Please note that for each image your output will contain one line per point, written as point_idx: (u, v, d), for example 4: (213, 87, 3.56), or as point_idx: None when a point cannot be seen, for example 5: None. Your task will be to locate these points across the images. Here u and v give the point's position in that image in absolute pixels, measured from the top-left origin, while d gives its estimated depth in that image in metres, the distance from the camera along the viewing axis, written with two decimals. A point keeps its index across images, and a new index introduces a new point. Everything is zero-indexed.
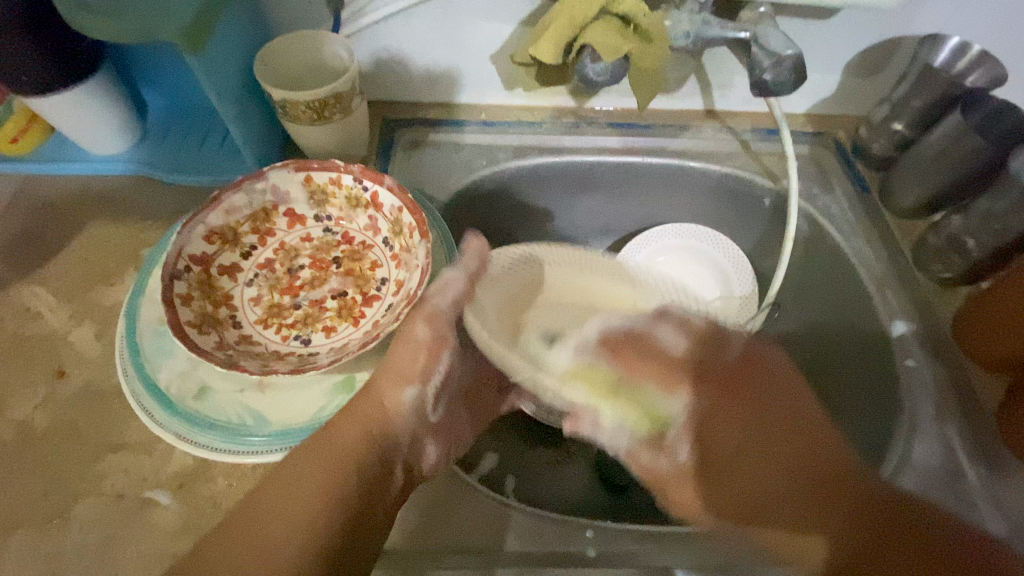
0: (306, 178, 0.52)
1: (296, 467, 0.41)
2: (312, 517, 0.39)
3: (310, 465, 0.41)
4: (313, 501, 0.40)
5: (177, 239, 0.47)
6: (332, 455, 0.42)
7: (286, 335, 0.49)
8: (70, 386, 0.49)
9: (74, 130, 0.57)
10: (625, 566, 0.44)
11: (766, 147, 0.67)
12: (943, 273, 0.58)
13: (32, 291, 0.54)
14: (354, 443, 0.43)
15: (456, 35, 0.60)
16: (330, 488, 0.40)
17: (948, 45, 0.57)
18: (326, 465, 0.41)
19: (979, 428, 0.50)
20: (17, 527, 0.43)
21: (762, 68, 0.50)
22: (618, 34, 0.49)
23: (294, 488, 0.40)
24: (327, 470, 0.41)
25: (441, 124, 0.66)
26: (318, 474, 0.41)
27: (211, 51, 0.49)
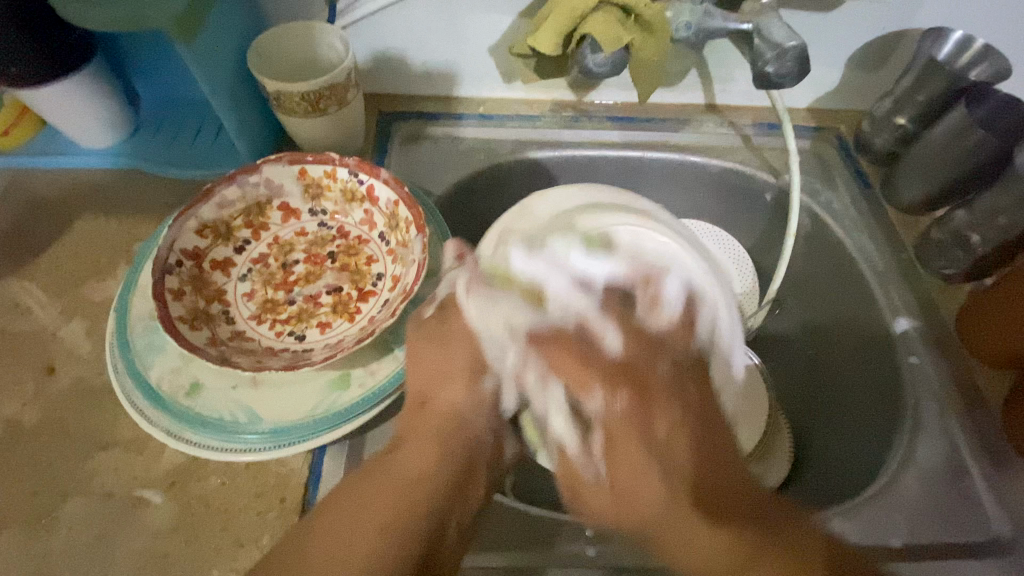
0: (301, 172, 0.51)
1: (371, 486, 0.39)
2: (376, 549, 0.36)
3: (381, 486, 0.39)
4: (387, 525, 0.37)
5: (168, 233, 0.46)
6: (398, 484, 0.39)
7: (279, 331, 0.48)
8: (60, 383, 0.48)
9: (64, 123, 0.56)
10: (623, 566, 0.43)
11: (768, 141, 0.66)
12: (947, 268, 0.56)
13: (22, 286, 0.53)
14: (423, 469, 0.40)
15: (453, 26, 0.59)
16: (405, 510, 0.38)
17: (950, 39, 0.56)
18: (394, 492, 0.39)
19: (983, 426, 0.49)
20: (5, 526, 0.42)
21: (766, 59, 0.49)
22: (618, 25, 0.48)
23: (367, 506, 0.38)
24: (405, 491, 0.39)
25: (438, 118, 0.65)
26: (393, 496, 0.38)
27: (204, 42, 0.48)
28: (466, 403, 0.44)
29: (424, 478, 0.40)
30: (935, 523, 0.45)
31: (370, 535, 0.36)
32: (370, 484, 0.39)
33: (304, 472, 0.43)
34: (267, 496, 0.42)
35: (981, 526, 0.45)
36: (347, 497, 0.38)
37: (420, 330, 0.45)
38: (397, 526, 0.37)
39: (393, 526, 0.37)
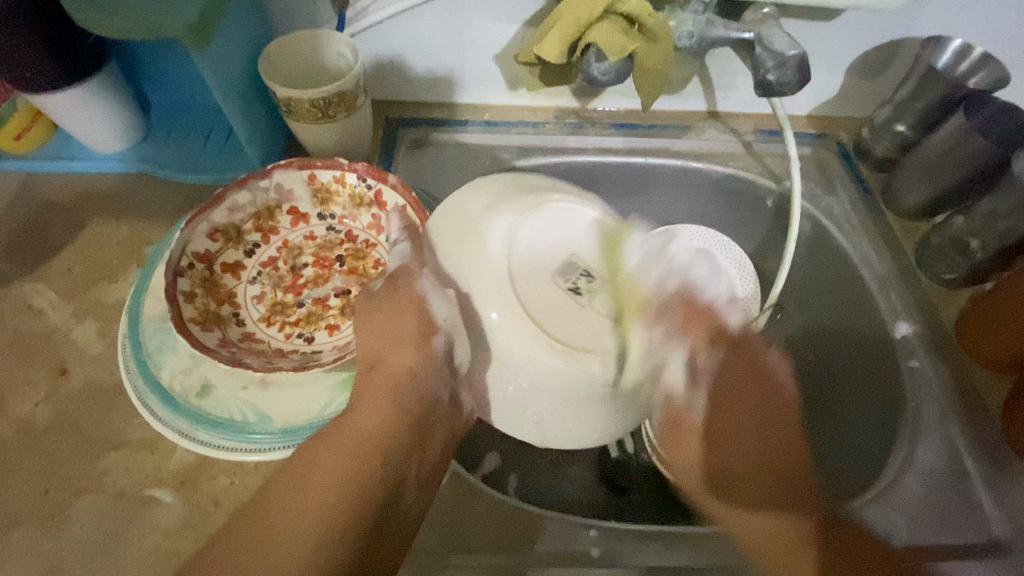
0: (310, 177, 0.52)
1: (317, 450, 0.39)
2: (332, 508, 0.36)
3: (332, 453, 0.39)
4: (344, 481, 0.38)
5: (181, 237, 0.47)
6: (352, 442, 0.40)
7: (289, 333, 0.49)
8: (72, 384, 0.48)
9: (77, 129, 0.57)
10: (628, 566, 0.44)
11: (769, 147, 0.67)
12: (946, 272, 0.57)
13: (35, 288, 0.54)
14: (378, 425, 0.41)
15: (460, 34, 0.60)
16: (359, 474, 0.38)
17: (949, 46, 0.57)
18: (349, 451, 0.39)
19: (984, 430, 0.49)
20: (18, 524, 0.42)
21: (767, 68, 0.50)
22: (622, 34, 0.49)
23: (317, 472, 0.38)
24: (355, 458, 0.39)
25: (444, 124, 0.66)
26: (346, 459, 0.39)
27: (217, 49, 0.49)
28: (418, 360, 0.42)
29: (377, 435, 0.40)
30: (935, 523, 0.45)
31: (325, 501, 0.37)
32: (316, 451, 0.39)
33: None
34: None
35: (981, 527, 0.45)
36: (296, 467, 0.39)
37: (398, 306, 0.43)
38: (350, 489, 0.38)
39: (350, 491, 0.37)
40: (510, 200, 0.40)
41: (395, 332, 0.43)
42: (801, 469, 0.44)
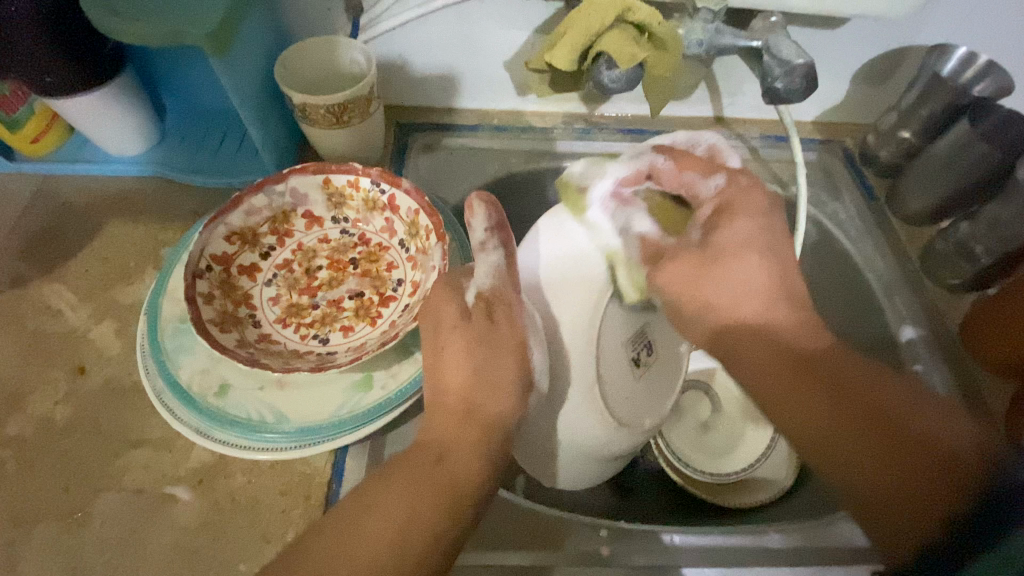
0: (325, 181, 0.53)
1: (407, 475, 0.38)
2: (417, 557, 0.35)
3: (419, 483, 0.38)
4: (428, 533, 0.36)
5: (199, 239, 0.48)
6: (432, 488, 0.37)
7: (304, 334, 0.50)
8: (90, 383, 0.49)
9: (95, 131, 0.58)
10: (636, 565, 0.44)
11: (775, 153, 0.67)
12: (951, 279, 0.58)
13: (53, 289, 0.55)
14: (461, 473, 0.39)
15: (471, 41, 0.61)
16: (445, 506, 0.37)
17: (955, 54, 0.58)
18: (428, 499, 0.37)
19: (988, 433, 0.50)
20: (39, 520, 0.43)
21: (775, 76, 0.51)
22: (632, 42, 0.49)
23: (406, 495, 0.37)
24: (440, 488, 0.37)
25: (454, 128, 0.67)
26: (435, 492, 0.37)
27: (235, 56, 0.50)
28: (511, 411, 0.41)
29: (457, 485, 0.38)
30: None
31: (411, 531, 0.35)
32: (410, 476, 0.38)
33: (328, 471, 0.45)
34: (292, 494, 0.44)
35: None
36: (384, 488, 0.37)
37: (427, 315, 0.45)
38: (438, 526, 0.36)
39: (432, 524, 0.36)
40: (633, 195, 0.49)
41: (426, 331, 0.44)
42: (835, 384, 0.40)
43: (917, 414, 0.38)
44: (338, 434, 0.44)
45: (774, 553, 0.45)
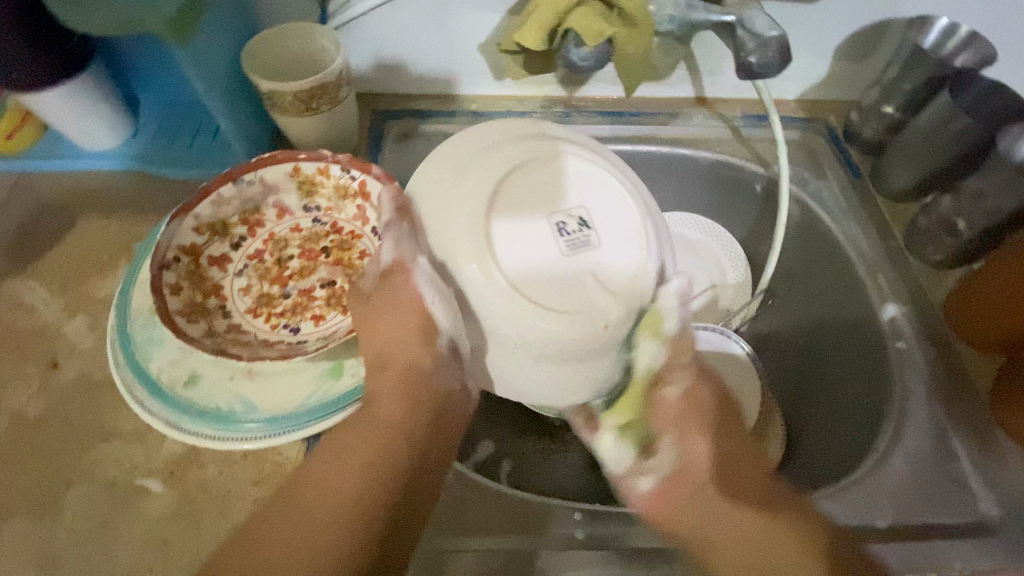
0: (294, 169, 0.52)
1: (347, 448, 0.39)
2: (400, 443, 0.40)
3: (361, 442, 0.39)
4: (389, 436, 0.40)
5: (166, 230, 0.47)
6: (379, 430, 0.40)
7: (275, 324, 0.50)
8: (63, 377, 0.49)
9: (66, 126, 0.58)
10: (611, 546, 0.44)
11: (757, 132, 0.67)
12: (934, 255, 0.57)
13: (26, 285, 0.54)
14: (402, 414, 0.41)
15: (442, 26, 0.60)
16: (376, 483, 0.38)
17: (937, 26, 0.57)
18: (377, 436, 0.40)
19: (970, 408, 0.50)
20: (11, 515, 0.43)
21: (748, 50, 0.50)
22: (601, 19, 0.48)
23: (330, 485, 0.38)
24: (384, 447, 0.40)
25: (431, 114, 0.66)
26: (368, 448, 0.39)
27: (199, 43, 0.49)
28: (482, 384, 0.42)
29: (406, 422, 0.40)
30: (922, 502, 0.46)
31: (350, 480, 0.38)
32: (330, 453, 0.39)
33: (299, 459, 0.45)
34: (264, 483, 0.44)
35: (971, 507, 0.46)
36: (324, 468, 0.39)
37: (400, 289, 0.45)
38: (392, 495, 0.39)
39: (365, 492, 0.38)
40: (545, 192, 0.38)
41: None
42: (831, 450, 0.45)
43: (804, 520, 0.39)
44: (308, 421, 0.44)
45: None
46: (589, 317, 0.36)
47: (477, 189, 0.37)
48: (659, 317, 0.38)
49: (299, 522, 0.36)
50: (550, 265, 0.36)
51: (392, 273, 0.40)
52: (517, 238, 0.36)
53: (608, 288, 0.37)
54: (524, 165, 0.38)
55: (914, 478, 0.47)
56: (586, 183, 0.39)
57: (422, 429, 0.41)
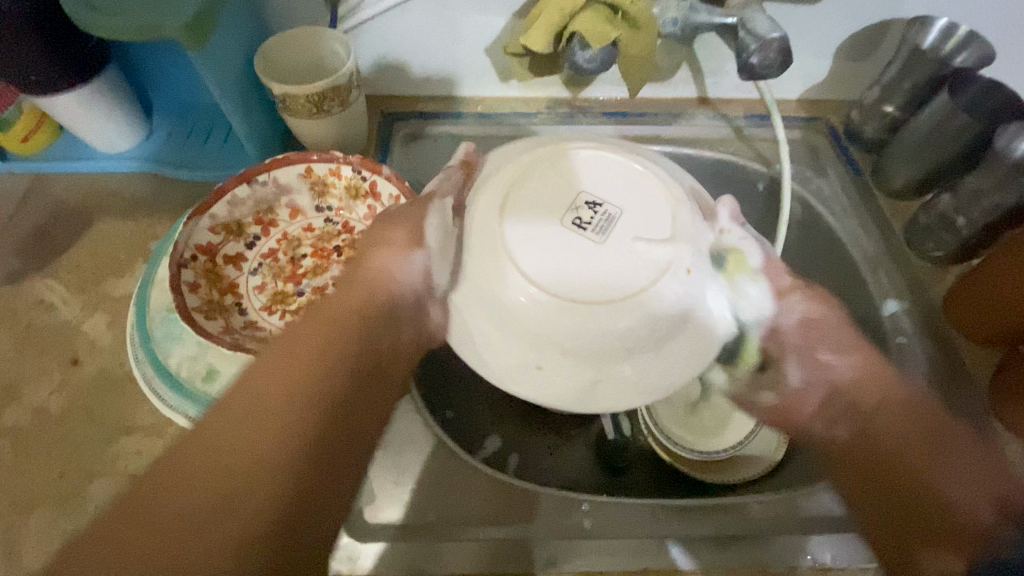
0: (307, 170, 0.54)
1: (296, 342, 0.38)
2: (346, 337, 0.40)
3: (289, 360, 0.37)
4: (336, 339, 0.39)
5: (184, 230, 0.49)
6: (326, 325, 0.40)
7: (289, 320, 0.51)
8: (83, 373, 0.50)
9: (82, 129, 0.59)
10: (620, 536, 0.45)
11: (759, 132, 0.68)
12: (934, 251, 0.58)
13: (46, 284, 0.56)
14: (351, 313, 0.41)
15: (450, 29, 0.61)
16: (323, 369, 0.37)
17: (936, 26, 0.57)
18: (325, 335, 0.39)
19: (968, 400, 0.52)
20: (36, 505, 0.44)
21: (749, 51, 0.51)
22: (606, 22, 0.50)
23: (272, 377, 0.36)
24: (314, 360, 0.37)
25: (438, 117, 0.67)
26: (317, 343, 0.39)
27: (214, 47, 0.51)
28: None
29: (356, 317, 0.41)
30: None
31: (299, 374, 0.36)
32: (268, 357, 0.37)
33: None
34: None
35: None
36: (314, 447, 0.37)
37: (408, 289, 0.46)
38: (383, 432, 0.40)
39: (319, 387, 0.36)
40: (554, 190, 0.38)
41: None
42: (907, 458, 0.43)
43: (944, 496, 0.41)
44: None
45: (750, 521, 0.46)
46: (667, 282, 0.36)
47: (494, 202, 0.38)
48: (739, 252, 0.42)
49: (238, 415, 0.34)
50: (596, 256, 0.36)
51: None
52: (552, 247, 0.36)
53: (668, 257, 0.37)
54: (529, 172, 0.39)
55: None
56: (590, 167, 0.40)
57: (369, 326, 0.41)
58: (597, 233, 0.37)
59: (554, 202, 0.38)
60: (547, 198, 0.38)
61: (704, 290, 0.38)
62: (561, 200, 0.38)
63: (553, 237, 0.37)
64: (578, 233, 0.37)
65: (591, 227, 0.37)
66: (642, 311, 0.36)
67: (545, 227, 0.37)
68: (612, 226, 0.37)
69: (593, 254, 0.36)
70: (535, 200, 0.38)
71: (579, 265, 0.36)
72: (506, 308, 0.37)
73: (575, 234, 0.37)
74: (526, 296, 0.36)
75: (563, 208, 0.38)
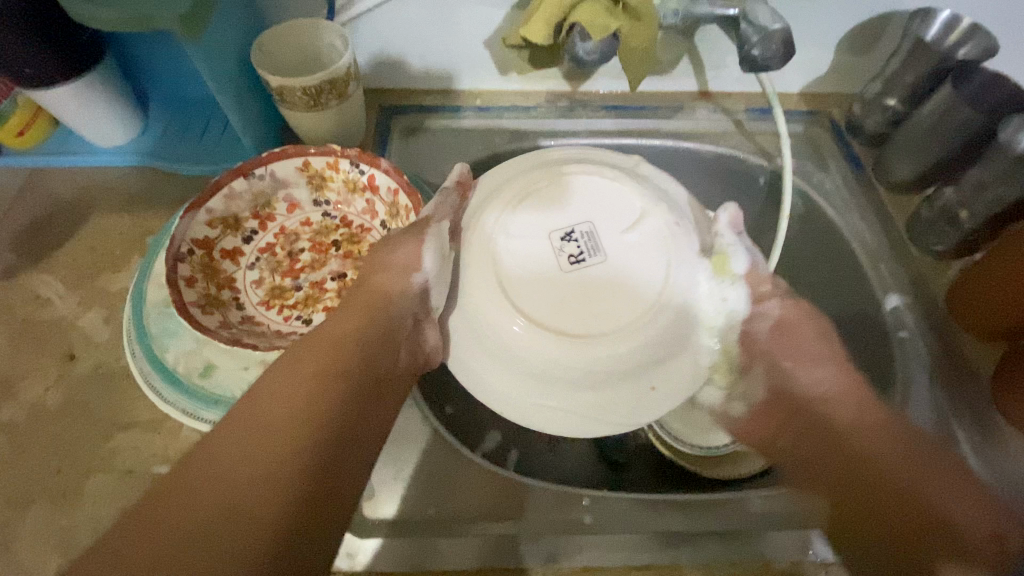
0: (304, 163, 0.53)
1: (296, 361, 0.40)
2: (356, 346, 0.43)
3: (292, 376, 0.39)
4: (327, 366, 0.40)
5: (180, 224, 0.48)
6: (327, 344, 0.42)
7: (287, 315, 0.51)
8: (80, 369, 0.50)
9: (77, 122, 0.59)
10: (621, 530, 0.45)
11: (760, 126, 0.67)
12: (937, 245, 0.58)
13: (42, 279, 0.55)
14: (349, 329, 0.44)
15: (448, 21, 0.60)
16: (322, 388, 0.39)
17: (939, 18, 0.57)
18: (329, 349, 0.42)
19: (971, 394, 0.52)
20: (32, 502, 0.44)
21: (752, 43, 0.50)
22: (606, 13, 0.49)
23: (273, 406, 0.37)
24: (316, 381, 0.39)
25: (436, 110, 0.66)
26: (312, 362, 0.40)
27: (209, 39, 0.50)
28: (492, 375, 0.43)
29: (347, 339, 0.43)
30: None
31: (297, 404, 0.37)
32: (271, 376, 0.39)
33: None
34: None
35: None
36: (214, 443, 0.35)
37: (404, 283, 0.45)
38: (310, 399, 0.38)
39: (321, 403, 0.38)
40: (538, 219, 0.43)
41: (402, 300, 0.45)
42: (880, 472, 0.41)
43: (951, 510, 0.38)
44: None
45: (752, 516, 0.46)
46: (635, 307, 0.41)
47: (480, 245, 0.42)
48: (725, 255, 0.44)
49: (227, 454, 0.34)
50: (588, 277, 0.41)
51: (424, 269, 0.42)
52: (549, 284, 0.41)
53: (640, 281, 0.41)
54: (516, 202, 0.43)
55: None
56: (586, 191, 0.44)
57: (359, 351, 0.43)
58: (574, 267, 0.41)
59: (532, 235, 0.42)
60: (529, 229, 0.42)
61: (702, 278, 0.43)
62: (542, 231, 0.42)
63: (536, 267, 0.41)
64: (556, 262, 0.42)
65: (566, 262, 0.41)
66: (615, 336, 0.41)
67: (525, 261, 0.41)
68: (588, 256, 0.42)
69: (566, 284, 0.41)
70: (517, 229, 0.43)
71: (556, 291, 0.41)
72: (505, 340, 0.41)
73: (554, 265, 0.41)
74: (518, 327, 0.40)
75: (546, 239, 0.42)
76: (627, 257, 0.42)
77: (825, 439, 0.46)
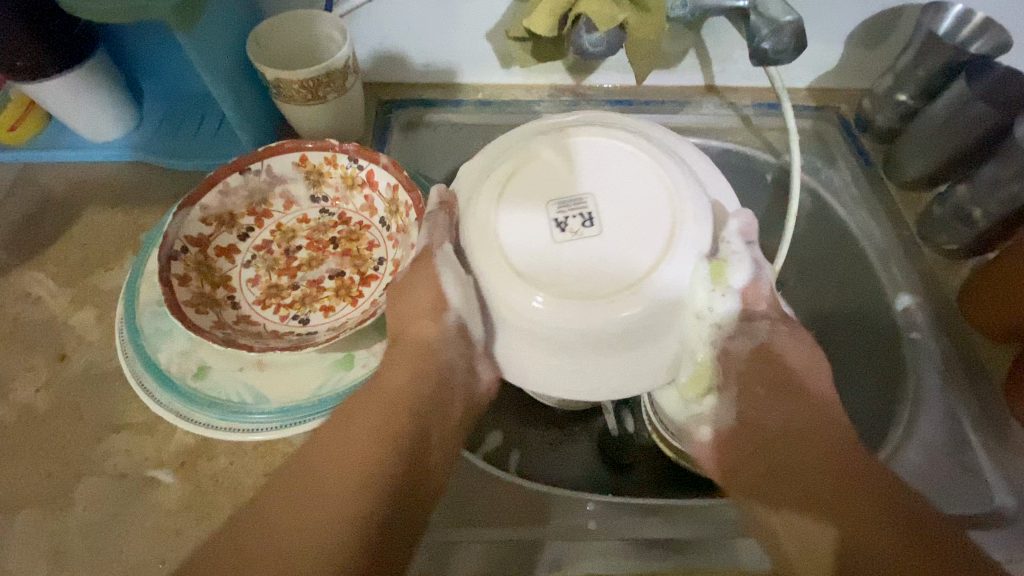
0: (301, 159, 0.52)
1: (351, 416, 0.40)
2: (407, 404, 0.40)
3: (349, 439, 0.39)
4: (382, 428, 0.39)
5: (174, 221, 0.47)
6: (387, 399, 0.41)
7: (284, 314, 0.50)
8: (72, 369, 0.49)
9: (67, 116, 0.57)
10: (626, 537, 0.44)
11: (768, 121, 0.66)
12: (949, 243, 0.56)
13: (33, 277, 0.54)
14: (405, 383, 0.41)
15: (449, 13, 0.59)
16: (384, 452, 0.38)
17: (953, 10, 0.55)
18: (392, 403, 0.41)
19: (984, 396, 0.50)
20: (22, 506, 0.43)
21: (762, 35, 0.49)
22: (613, 3, 0.47)
23: (334, 462, 0.38)
24: (372, 446, 0.38)
25: (438, 104, 0.65)
26: (371, 424, 0.39)
27: (203, 30, 0.48)
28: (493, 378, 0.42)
29: (406, 394, 0.41)
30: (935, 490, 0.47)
31: (352, 461, 0.38)
32: (330, 435, 0.39)
33: None
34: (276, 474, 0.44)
35: (985, 498, 0.46)
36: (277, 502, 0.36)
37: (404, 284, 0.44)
38: (368, 465, 0.37)
39: (377, 473, 0.37)
40: (550, 178, 0.37)
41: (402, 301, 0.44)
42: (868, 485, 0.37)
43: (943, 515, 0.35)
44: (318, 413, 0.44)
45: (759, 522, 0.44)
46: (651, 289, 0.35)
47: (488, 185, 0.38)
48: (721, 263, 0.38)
49: (293, 504, 0.36)
50: (600, 248, 0.36)
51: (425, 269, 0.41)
52: (557, 252, 0.36)
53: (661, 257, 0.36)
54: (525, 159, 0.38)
55: (926, 467, 0.48)
56: (596, 162, 0.38)
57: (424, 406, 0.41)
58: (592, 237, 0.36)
59: (546, 187, 0.37)
60: (541, 184, 0.37)
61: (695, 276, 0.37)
62: (555, 189, 0.37)
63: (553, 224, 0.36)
64: (574, 224, 0.36)
65: (576, 225, 0.36)
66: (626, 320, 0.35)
67: (530, 223, 0.36)
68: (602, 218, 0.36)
69: (581, 252, 0.35)
70: (526, 184, 0.37)
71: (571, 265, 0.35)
72: (502, 299, 0.36)
73: (568, 227, 0.36)
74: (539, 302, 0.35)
75: (557, 199, 0.37)
76: (649, 228, 0.36)
77: (807, 447, 0.39)
